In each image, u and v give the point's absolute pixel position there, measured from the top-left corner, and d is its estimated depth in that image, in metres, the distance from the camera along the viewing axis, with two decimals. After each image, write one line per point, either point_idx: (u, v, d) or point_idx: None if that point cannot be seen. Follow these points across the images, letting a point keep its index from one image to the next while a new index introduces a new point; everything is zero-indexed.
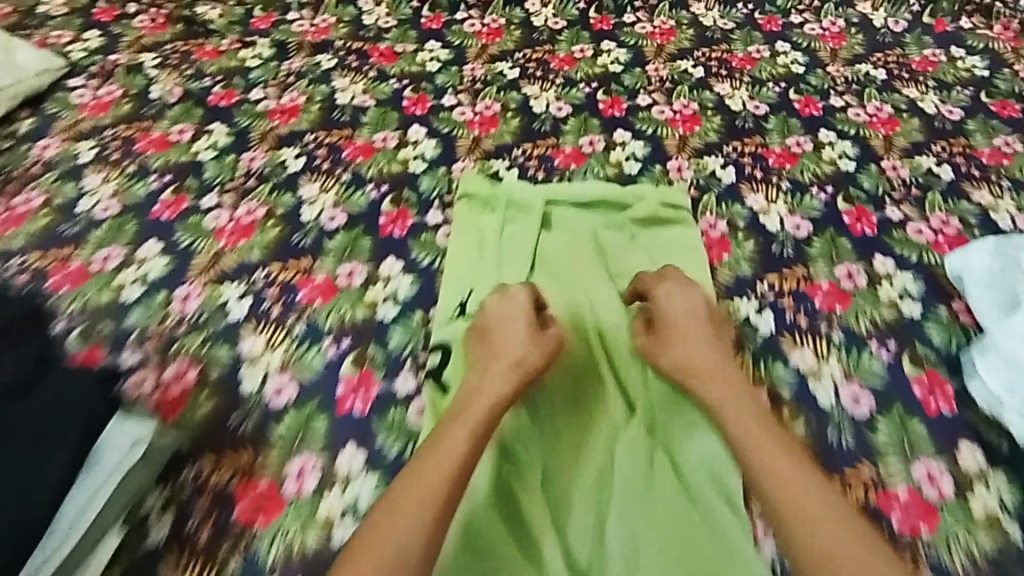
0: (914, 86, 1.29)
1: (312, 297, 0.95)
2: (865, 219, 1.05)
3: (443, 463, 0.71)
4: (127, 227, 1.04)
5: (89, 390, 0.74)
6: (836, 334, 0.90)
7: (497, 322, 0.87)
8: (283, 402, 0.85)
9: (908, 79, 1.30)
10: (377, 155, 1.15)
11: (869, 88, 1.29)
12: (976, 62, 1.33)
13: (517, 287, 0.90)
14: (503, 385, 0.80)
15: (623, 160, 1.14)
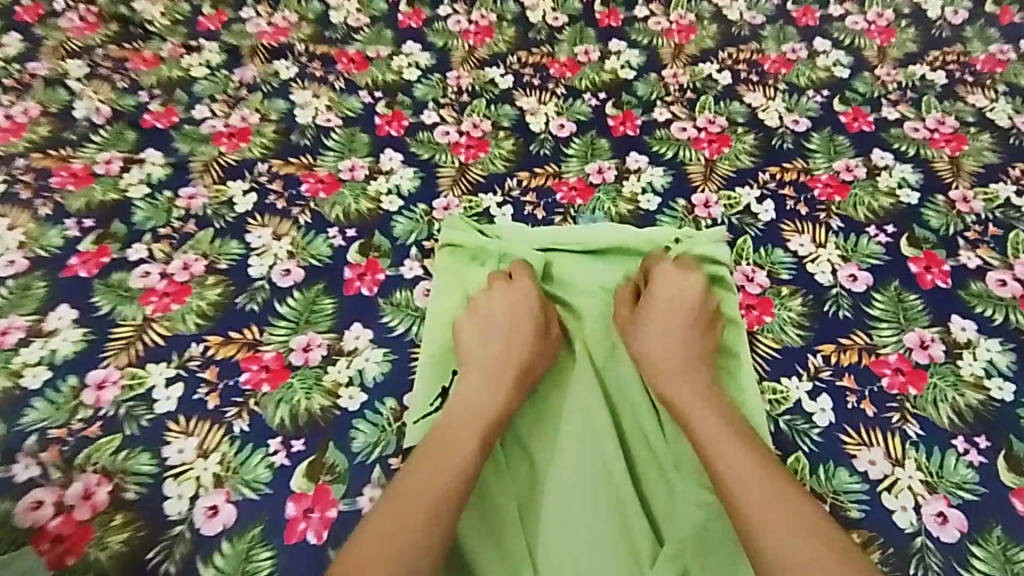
0: (982, 92, 1.08)
1: (258, 382, 0.77)
2: (935, 267, 0.86)
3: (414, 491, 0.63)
4: (34, 290, 0.84)
5: None
6: (912, 429, 0.74)
7: (486, 320, 0.79)
8: (217, 530, 0.68)
9: (974, 83, 1.08)
10: (343, 189, 0.95)
11: (927, 96, 1.07)
12: None
13: (513, 280, 0.82)
14: (489, 395, 0.72)
15: (639, 193, 0.96)
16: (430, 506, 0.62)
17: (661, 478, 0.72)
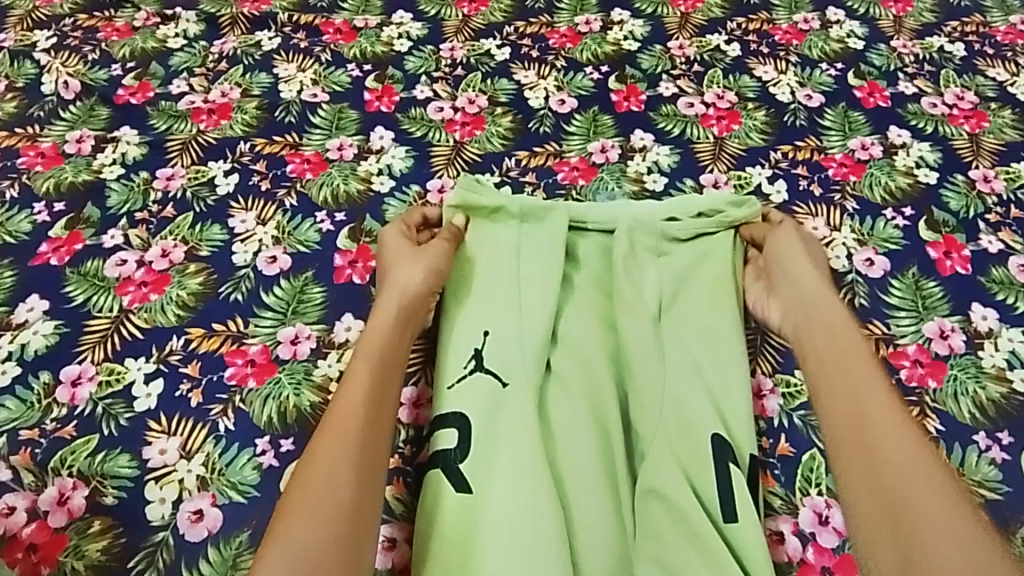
0: (1003, 65, 1.02)
1: (243, 378, 0.72)
2: (955, 252, 0.82)
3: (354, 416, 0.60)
4: (3, 280, 0.79)
5: None
6: (934, 424, 0.71)
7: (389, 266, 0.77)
8: (202, 535, 0.63)
9: (995, 56, 1.03)
10: (331, 170, 0.90)
11: (946, 69, 1.02)
12: None
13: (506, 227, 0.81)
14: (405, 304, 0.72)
15: (645, 173, 0.91)
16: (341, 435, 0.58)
17: (667, 436, 0.68)
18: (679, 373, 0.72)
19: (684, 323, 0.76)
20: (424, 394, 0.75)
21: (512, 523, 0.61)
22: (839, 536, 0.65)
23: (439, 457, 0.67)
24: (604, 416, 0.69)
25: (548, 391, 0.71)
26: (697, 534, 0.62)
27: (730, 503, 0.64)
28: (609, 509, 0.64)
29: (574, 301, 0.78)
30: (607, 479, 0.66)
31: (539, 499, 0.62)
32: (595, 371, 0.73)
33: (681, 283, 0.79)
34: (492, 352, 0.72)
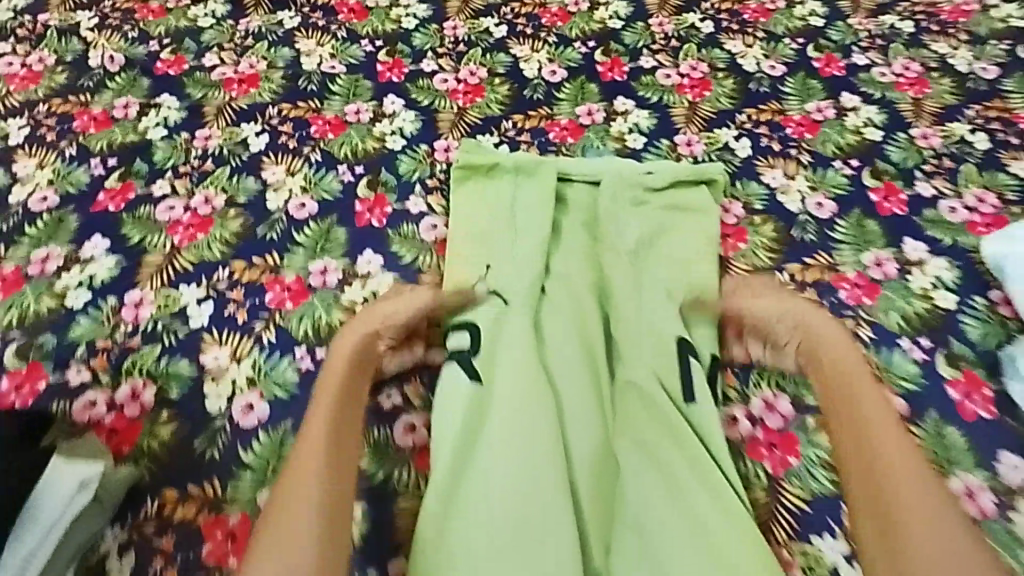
0: (946, 40, 1.15)
1: (281, 301, 0.84)
2: (893, 196, 0.95)
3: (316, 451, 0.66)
4: (67, 222, 0.91)
5: None
6: (865, 332, 0.82)
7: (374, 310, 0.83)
8: (254, 422, 0.75)
9: (940, 32, 1.16)
10: (350, 131, 1.02)
11: (896, 43, 1.15)
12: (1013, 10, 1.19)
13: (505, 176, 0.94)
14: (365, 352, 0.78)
15: (626, 133, 1.03)
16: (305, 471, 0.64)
17: (643, 344, 0.79)
18: (652, 295, 0.84)
19: (658, 255, 0.89)
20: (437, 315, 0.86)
21: (508, 439, 0.69)
22: (784, 419, 0.78)
23: (455, 357, 0.79)
24: (589, 335, 0.82)
25: (542, 314, 0.83)
26: (670, 425, 0.73)
27: (691, 388, 0.77)
28: (595, 411, 0.76)
29: (564, 237, 0.92)
30: (592, 382, 0.78)
31: (534, 412, 0.71)
32: (581, 295, 0.86)
33: (657, 228, 0.91)
34: (494, 281, 0.85)
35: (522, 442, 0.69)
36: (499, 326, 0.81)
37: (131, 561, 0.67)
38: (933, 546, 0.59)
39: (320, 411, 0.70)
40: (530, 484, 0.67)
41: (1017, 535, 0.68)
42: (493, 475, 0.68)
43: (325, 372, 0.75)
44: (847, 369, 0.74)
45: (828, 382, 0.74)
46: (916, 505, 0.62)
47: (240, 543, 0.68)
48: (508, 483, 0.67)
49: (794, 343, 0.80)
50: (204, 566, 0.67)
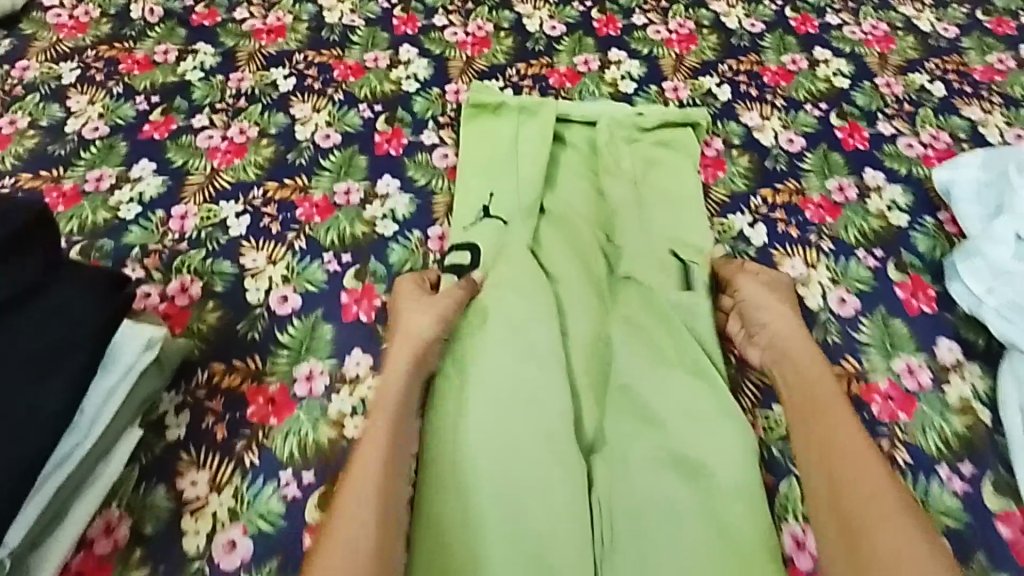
0: (912, 4, 1.26)
1: (310, 215, 0.95)
2: (857, 134, 1.06)
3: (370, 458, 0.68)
4: (117, 148, 1.01)
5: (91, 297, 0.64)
6: (826, 244, 0.92)
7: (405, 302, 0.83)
8: (288, 311, 0.86)
9: None
10: (368, 75, 1.12)
11: (866, 6, 1.25)
12: None
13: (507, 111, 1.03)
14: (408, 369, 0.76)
15: (619, 79, 1.13)
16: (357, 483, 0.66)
17: (641, 250, 0.90)
18: (639, 209, 0.93)
19: (652, 186, 0.96)
20: (447, 231, 0.94)
21: (506, 355, 0.79)
22: None
23: (455, 269, 0.89)
24: (583, 239, 0.92)
25: (544, 239, 0.91)
26: (656, 315, 0.83)
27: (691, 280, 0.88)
28: (590, 298, 0.86)
29: (561, 167, 0.99)
30: (586, 277, 0.88)
31: (537, 311, 0.82)
32: (576, 220, 0.93)
33: (653, 163, 0.98)
34: (497, 204, 0.94)
35: (527, 351, 0.79)
36: (497, 248, 0.90)
37: (187, 418, 0.76)
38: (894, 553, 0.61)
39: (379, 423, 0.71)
40: (535, 399, 0.76)
41: (947, 403, 0.77)
42: (496, 363, 0.78)
43: (382, 381, 0.75)
44: (806, 372, 0.76)
45: (800, 383, 0.76)
46: (878, 504, 0.65)
47: (280, 406, 0.78)
48: (515, 389, 0.76)
49: (763, 339, 0.81)
50: (250, 423, 0.77)
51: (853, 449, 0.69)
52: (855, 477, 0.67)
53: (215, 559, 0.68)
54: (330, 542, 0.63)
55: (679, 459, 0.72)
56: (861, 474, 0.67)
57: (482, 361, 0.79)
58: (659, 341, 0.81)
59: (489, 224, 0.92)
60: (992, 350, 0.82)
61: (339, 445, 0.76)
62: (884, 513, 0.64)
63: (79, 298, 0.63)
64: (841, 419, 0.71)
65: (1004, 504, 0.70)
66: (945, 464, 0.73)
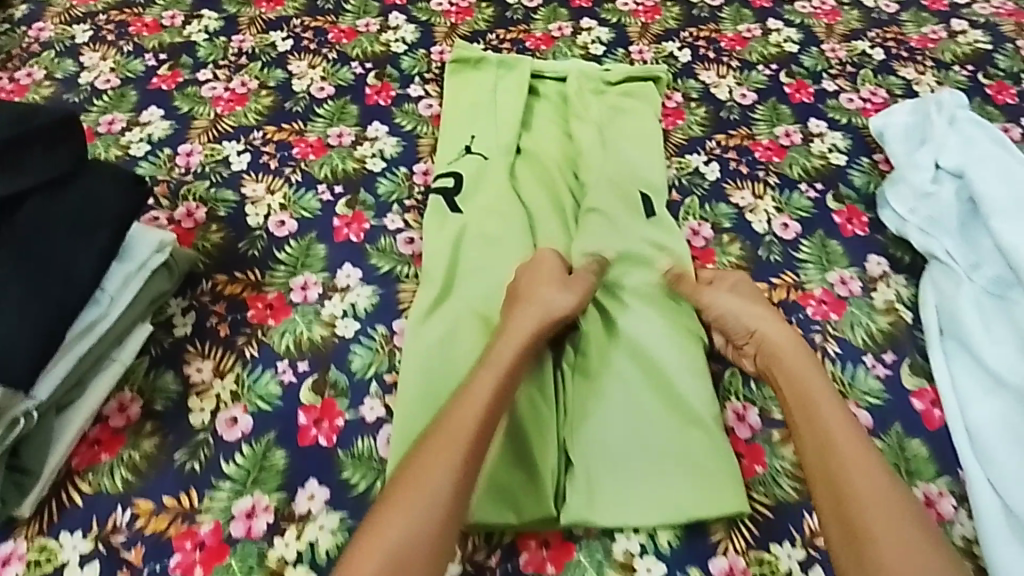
0: None
1: (305, 153, 1.04)
2: (803, 90, 1.17)
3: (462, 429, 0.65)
4: (128, 97, 1.10)
5: (111, 194, 0.71)
6: (773, 179, 1.02)
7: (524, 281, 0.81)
8: (285, 233, 0.94)
9: None
10: (360, 38, 1.22)
11: None
12: None
13: (488, 67, 1.13)
14: (525, 326, 0.75)
15: (589, 43, 1.24)
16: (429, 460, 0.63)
17: (606, 179, 0.97)
18: (604, 149, 1.02)
19: (618, 127, 1.06)
20: (430, 168, 1.03)
21: (482, 281, 0.87)
22: (705, 240, 0.95)
23: (440, 192, 0.97)
24: (553, 175, 1.00)
25: (519, 173, 1.00)
26: (620, 236, 0.91)
27: (648, 205, 0.95)
28: (560, 225, 0.94)
29: (537, 114, 1.09)
30: (558, 209, 0.96)
31: (507, 237, 0.91)
32: (550, 155, 1.03)
33: (618, 109, 1.09)
34: (478, 143, 1.03)
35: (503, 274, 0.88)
36: (474, 177, 0.98)
37: (192, 319, 0.84)
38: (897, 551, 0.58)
39: (458, 428, 0.65)
40: None
41: (874, 304, 0.87)
42: (477, 287, 0.86)
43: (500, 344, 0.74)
44: (798, 375, 0.72)
45: (788, 381, 0.73)
46: (872, 497, 0.62)
47: (277, 310, 0.86)
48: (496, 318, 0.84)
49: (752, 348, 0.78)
50: (250, 323, 0.84)
51: (849, 450, 0.65)
52: (861, 482, 0.63)
53: (218, 432, 0.75)
54: (379, 529, 0.58)
55: (637, 344, 0.80)
56: (863, 475, 0.64)
57: (464, 286, 0.87)
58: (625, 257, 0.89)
59: (472, 158, 1.01)
60: (916, 265, 0.91)
61: (330, 341, 0.84)
62: (890, 516, 0.61)
63: (101, 193, 0.70)
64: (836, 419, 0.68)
65: (919, 382, 0.80)
66: (870, 354, 0.83)
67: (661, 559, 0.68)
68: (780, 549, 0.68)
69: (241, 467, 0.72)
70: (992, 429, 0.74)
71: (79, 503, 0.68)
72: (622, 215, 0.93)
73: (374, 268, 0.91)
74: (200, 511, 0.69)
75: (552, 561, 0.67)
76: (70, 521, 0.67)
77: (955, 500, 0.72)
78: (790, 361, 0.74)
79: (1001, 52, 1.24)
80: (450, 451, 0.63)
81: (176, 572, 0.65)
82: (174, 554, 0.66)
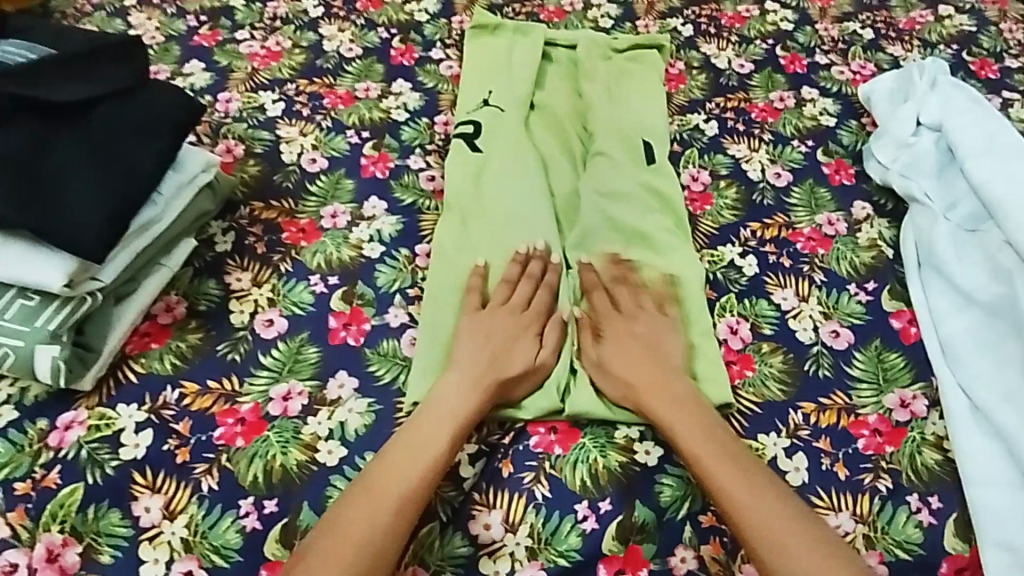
0: None
1: (335, 103, 1.11)
2: (797, 62, 1.23)
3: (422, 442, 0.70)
4: (172, 51, 1.19)
5: (162, 117, 0.80)
6: (767, 136, 1.09)
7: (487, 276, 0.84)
8: (316, 169, 1.01)
9: None
10: (386, 7, 1.29)
11: None
12: None
13: (504, 32, 1.20)
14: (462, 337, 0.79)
15: (599, 17, 1.31)
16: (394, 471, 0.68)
17: (614, 129, 1.05)
18: (611, 109, 1.08)
19: (626, 85, 1.13)
20: (450, 119, 1.10)
21: (502, 206, 0.93)
22: (704, 185, 1.02)
23: (460, 135, 1.04)
24: (566, 129, 1.07)
25: (532, 124, 1.07)
26: (626, 176, 0.98)
27: (651, 153, 1.03)
28: (573, 173, 1.01)
29: (551, 72, 1.16)
30: (571, 159, 1.03)
31: (525, 169, 0.97)
32: (563, 107, 1.10)
33: (623, 71, 1.16)
34: (495, 95, 1.10)
35: (520, 198, 0.94)
36: (491, 122, 1.05)
37: (232, 237, 0.92)
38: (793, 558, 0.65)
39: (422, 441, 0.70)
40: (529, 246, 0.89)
41: (858, 242, 0.95)
42: (495, 210, 0.93)
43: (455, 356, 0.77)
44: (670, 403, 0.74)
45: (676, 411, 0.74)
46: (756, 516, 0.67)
47: (308, 233, 0.93)
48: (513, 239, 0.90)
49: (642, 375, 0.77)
50: (284, 243, 0.92)
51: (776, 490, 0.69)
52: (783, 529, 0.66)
53: (256, 330, 0.82)
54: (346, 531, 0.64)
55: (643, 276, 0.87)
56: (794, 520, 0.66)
57: (483, 211, 0.93)
58: (630, 196, 0.96)
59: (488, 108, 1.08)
60: (898, 210, 0.99)
61: (357, 260, 0.91)
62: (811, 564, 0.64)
63: (152, 115, 0.80)
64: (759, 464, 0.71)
65: (897, 305, 0.88)
66: (854, 283, 0.90)
67: (658, 444, 0.75)
68: (768, 438, 0.77)
69: (277, 359, 0.80)
70: (962, 340, 0.82)
71: (133, 381, 0.76)
72: (628, 160, 1.00)
73: (398, 201, 0.98)
74: (241, 393, 0.76)
75: (559, 443, 0.75)
76: (126, 396, 0.75)
77: (928, 402, 0.80)
78: (661, 393, 0.75)
79: (983, 34, 1.31)
80: (423, 453, 0.69)
81: (219, 442, 0.73)
82: (218, 428, 0.74)
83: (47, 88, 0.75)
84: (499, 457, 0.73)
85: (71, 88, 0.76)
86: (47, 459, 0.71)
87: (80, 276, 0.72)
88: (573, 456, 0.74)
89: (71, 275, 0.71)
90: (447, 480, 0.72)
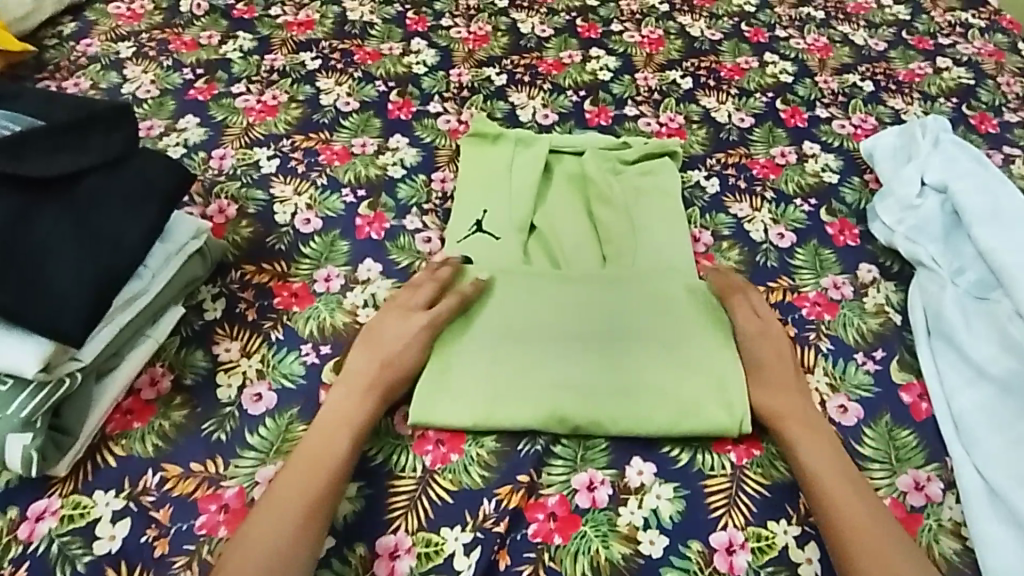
0: (848, 25, 1.43)
1: (331, 160, 1.10)
2: (797, 116, 1.22)
3: (331, 452, 0.71)
4: (167, 106, 1.18)
5: (151, 191, 0.79)
6: (769, 194, 1.07)
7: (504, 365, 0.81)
8: (310, 230, 0.99)
9: (844, 19, 1.44)
10: (384, 60, 1.29)
11: (810, 24, 1.42)
12: (902, 9, 1.47)
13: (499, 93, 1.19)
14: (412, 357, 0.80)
15: (598, 70, 1.30)
16: (300, 482, 0.69)
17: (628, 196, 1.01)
18: (634, 174, 1.04)
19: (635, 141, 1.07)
20: (448, 175, 1.08)
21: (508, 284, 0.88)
22: (705, 246, 1.00)
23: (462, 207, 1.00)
24: (587, 188, 1.02)
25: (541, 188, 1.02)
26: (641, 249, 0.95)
27: (667, 222, 0.99)
28: (591, 243, 0.96)
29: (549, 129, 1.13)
30: (586, 224, 0.98)
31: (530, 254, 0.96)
32: (571, 168, 1.04)
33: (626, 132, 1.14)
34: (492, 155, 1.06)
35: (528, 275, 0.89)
36: (491, 185, 1.02)
37: (221, 304, 0.89)
38: (878, 554, 0.67)
39: (325, 452, 0.71)
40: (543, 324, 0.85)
41: (865, 307, 0.93)
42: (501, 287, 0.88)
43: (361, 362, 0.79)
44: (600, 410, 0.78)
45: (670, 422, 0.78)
46: (861, 525, 0.69)
47: (301, 298, 0.90)
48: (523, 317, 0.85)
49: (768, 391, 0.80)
50: (277, 309, 0.89)
51: (814, 468, 0.73)
52: (859, 531, 0.68)
53: (244, 406, 0.79)
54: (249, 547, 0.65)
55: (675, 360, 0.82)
56: (849, 510, 0.70)
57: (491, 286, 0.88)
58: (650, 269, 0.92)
59: (486, 164, 1.05)
60: (904, 272, 0.97)
61: (351, 327, 0.88)
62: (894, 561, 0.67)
63: (140, 189, 0.78)
64: (834, 471, 0.72)
65: (907, 376, 0.86)
66: (862, 351, 0.88)
67: (663, 532, 0.72)
68: (777, 526, 0.72)
69: (264, 438, 0.77)
70: (975, 417, 0.80)
71: (112, 464, 0.73)
72: (642, 230, 0.97)
73: (394, 263, 0.96)
74: (225, 476, 0.73)
75: (558, 531, 0.71)
76: (105, 481, 0.72)
77: (943, 484, 0.78)
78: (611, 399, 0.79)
79: (982, 87, 1.30)
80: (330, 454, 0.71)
81: (201, 532, 0.69)
82: (199, 515, 0.70)
83: (31, 161, 0.73)
84: (494, 548, 0.70)
85: (56, 161, 0.74)
86: (15, 553, 0.67)
87: (57, 358, 0.69)
88: (574, 546, 0.70)
89: (48, 358, 0.68)
90: (441, 574, 0.68)
